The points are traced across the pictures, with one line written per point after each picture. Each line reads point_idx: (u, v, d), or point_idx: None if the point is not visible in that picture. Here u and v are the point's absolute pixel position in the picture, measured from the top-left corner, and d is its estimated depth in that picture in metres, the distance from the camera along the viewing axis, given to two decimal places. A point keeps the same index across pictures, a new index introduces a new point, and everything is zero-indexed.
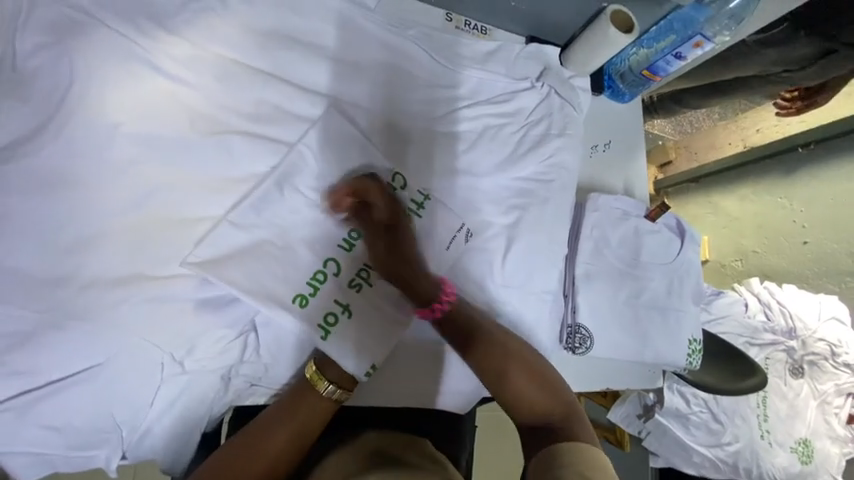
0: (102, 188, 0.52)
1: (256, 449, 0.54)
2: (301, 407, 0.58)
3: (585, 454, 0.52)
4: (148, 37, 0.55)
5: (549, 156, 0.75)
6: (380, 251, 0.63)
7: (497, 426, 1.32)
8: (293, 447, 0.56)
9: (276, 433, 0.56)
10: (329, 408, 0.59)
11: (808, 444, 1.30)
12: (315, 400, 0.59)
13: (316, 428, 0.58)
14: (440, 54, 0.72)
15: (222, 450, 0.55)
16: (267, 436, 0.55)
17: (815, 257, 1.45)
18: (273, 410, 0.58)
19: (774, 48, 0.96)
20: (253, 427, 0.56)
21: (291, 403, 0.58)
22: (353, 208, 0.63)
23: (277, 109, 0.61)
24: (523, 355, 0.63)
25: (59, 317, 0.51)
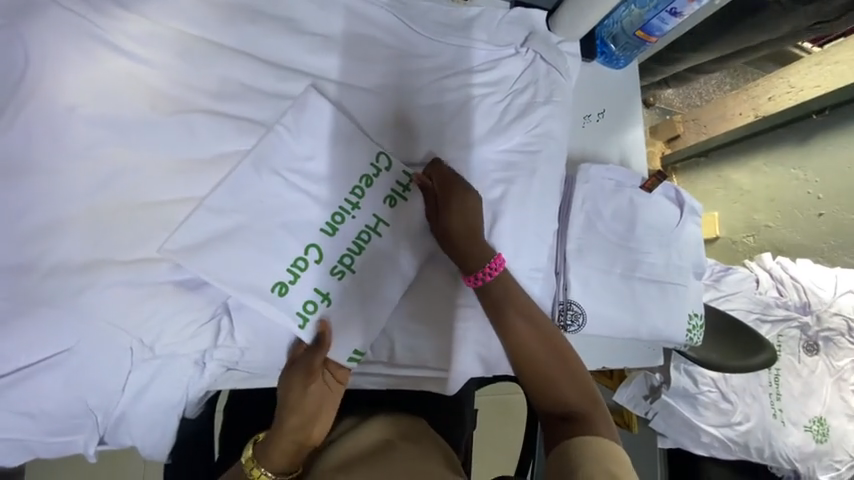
0: (62, 172, 0.51)
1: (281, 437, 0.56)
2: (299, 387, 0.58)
3: (605, 452, 0.53)
4: (106, 14, 0.53)
5: (535, 125, 0.71)
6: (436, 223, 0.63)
7: (501, 412, 1.31)
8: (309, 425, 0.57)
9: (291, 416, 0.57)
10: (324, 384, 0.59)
11: (823, 423, 1.24)
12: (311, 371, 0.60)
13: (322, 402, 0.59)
14: (416, 22, 0.68)
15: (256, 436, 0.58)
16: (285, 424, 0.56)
17: (828, 228, 1.38)
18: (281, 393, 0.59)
19: (812, 4, 0.84)
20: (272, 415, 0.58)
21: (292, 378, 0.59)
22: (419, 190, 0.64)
23: (243, 85, 0.59)
24: (561, 346, 0.61)
25: (24, 304, 0.50)
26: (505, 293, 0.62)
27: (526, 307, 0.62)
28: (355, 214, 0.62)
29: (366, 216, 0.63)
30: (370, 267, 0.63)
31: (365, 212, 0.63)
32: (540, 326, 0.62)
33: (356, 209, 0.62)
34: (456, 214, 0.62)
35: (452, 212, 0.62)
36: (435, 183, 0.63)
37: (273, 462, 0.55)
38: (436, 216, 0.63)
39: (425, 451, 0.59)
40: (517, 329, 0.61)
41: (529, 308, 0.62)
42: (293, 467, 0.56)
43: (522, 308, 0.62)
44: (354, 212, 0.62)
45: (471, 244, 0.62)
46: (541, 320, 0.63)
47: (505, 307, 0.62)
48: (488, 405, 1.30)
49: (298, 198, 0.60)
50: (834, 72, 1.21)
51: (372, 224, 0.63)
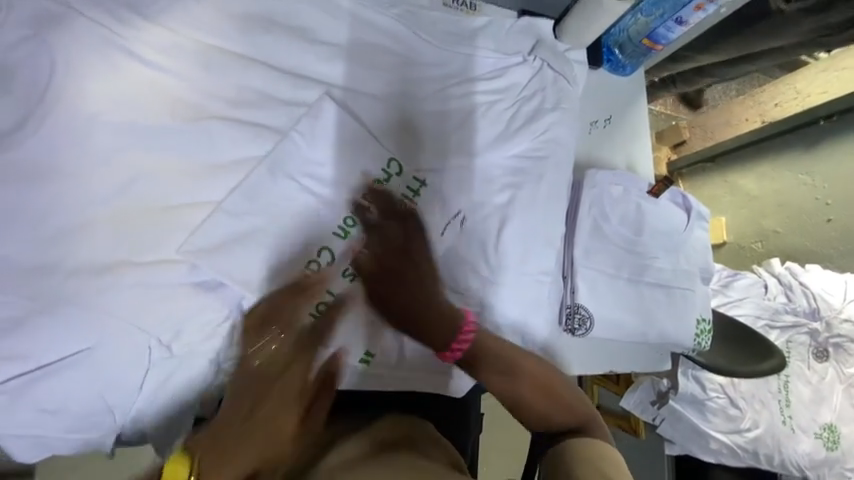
0: (85, 177, 0.53)
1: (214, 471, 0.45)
2: (267, 399, 0.52)
3: (604, 455, 0.56)
4: (129, 25, 0.56)
5: (543, 131, 0.72)
6: (389, 284, 0.61)
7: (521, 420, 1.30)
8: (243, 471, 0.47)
9: (240, 449, 0.47)
10: (296, 408, 0.54)
11: (833, 430, 1.23)
12: (294, 383, 0.55)
13: (290, 427, 0.52)
14: (426, 32, 0.70)
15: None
16: (224, 460, 0.46)
17: (838, 234, 1.35)
18: (228, 414, 0.51)
19: (814, 17, 0.85)
20: (197, 442, 0.47)
21: (241, 395, 0.53)
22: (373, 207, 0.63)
23: (259, 93, 0.61)
24: (538, 376, 0.61)
25: (47, 304, 0.52)
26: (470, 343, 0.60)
27: (493, 351, 0.61)
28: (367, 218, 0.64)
29: None
30: None
31: None
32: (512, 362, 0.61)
33: None
34: (417, 275, 0.61)
35: (422, 275, 0.61)
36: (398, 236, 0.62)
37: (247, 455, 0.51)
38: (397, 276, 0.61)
39: (424, 452, 0.60)
40: (497, 373, 0.60)
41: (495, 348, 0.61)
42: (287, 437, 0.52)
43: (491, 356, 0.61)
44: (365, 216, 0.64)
45: (432, 310, 0.60)
46: (511, 355, 0.62)
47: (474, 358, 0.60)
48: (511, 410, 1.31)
49: (311, 203, 0.62)
50: (841, 79, 1.23)
51: None
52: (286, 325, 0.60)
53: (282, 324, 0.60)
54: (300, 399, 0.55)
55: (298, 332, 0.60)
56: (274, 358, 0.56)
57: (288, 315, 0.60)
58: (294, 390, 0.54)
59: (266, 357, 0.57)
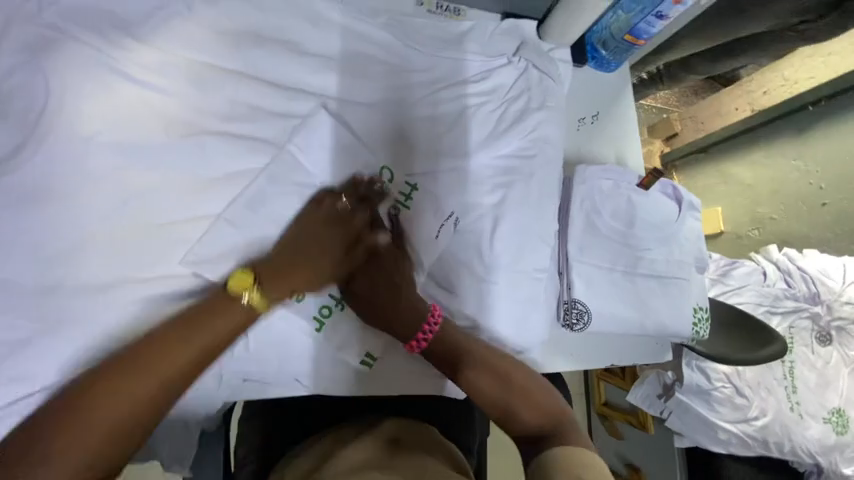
0: (81, 197, 0.54)
1: (277, 285, 0.57)
2: (317, 238, 0.61)
3: (574, 453, 0.54)
4: (119, 47, 0.57)
5: (531, 130, 0.73)
6: (359, 288, 0.65)
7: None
8: (287, 295, 0.58)
9: (287, 276, 0.58)
10: (336, 254, 0.62)
11: (842, 414, 1.22)
12: (339, 234, 0.62)
13: (324, 269, 0.61)
14: (411, 39, 0.71)
15: (228, 286, 0.55)
16: (280, 279, 0.58)
17: (834, 218, 1.37)
18: (285, 244, 0.60)
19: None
20: (259, 261, 0.58)
21: (296, 230, 0.61)
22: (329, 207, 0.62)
23: (249, 107, 0.62)
24: (513, 378, 0.63)
25: (49, 324, 0.53)
26: (445, 344, 0.64)
27: (470, 353, 0.64)
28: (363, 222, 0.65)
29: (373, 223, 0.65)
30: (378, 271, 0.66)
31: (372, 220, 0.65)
32: (488, 362, 0.64)
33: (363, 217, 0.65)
34: (388, 283, 0.65)
35: (396, 283, 0.65)
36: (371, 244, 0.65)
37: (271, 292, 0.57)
38: (368, 284, 0.65)
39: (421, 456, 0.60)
40: (469, 374, 0.63)
41: (471, 349, 0.65)
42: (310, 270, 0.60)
43: (468, 357, 0.64)
44: None
45: (400, 320, 0.65)
46: (488, 356, 0.65)
47: (451, 358, 0.64)
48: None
49: (303, 211, 0.62)
50: (829, 64, 1.21)
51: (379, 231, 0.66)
52: (354, 193, 0.64)
53: (355, 191, 0.64)
54: (341, 248, 0.62)
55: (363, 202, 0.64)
56: (335, 207, 0.62)
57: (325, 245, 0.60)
58: (337, 240, 0.62)
59: (331, 203, 0.62)
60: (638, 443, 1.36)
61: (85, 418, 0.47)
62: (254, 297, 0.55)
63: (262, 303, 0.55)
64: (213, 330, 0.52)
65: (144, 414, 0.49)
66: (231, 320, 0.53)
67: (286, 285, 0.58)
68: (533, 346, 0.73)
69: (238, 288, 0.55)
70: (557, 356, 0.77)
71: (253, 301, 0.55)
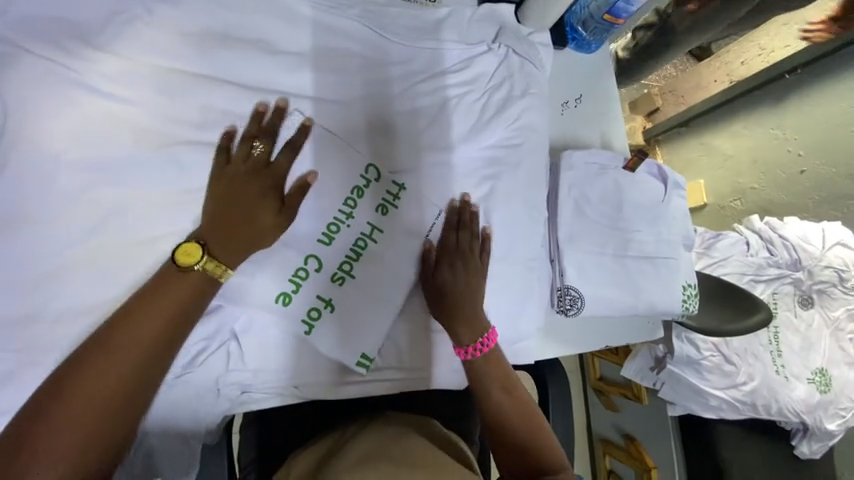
0: (54, 220, 0.52)
1: (226, 247, 0.53)
2: (246, 192, 0.55)
3: None
4: (79, 57, 0.54)
5: (515, 119, 0.72)
6: (444, 276, 0.66)
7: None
8: (242, 254, 0.54)
9: (231, 240, 0.54)
10: (273, 203, 0.56)
11: (825, 373, 1.28)
12: (269, 182, 0.56)
13: (268, 222, 0.56)
14: (387, 30, 0.69)
15: (177, 262, 0.51)
16: (225, 243, 0.53)
17: (812, 184, 1.38)
18: (215, 205, 0.55)
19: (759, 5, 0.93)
20: (199, 229, 0.54)
21: (220, 194, 0.55)
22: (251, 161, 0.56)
23: (223, 112, 0.59)
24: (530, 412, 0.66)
25: (33, 353, 0.51)
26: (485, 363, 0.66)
27: (503, 376, 0.66)
28: (350, 223, 0.64)
29: (361, 224, 0.64)
30: (369, 271, 0.65)
31: (359, 221, 0.64)
32: (513, 390, 0.66)
33: (350, 218, 0.64)
34: (474, 279, 0.66)
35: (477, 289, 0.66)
36: (465, 240, 0.66)
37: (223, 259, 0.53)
38: (454, 273, 0.66)
39: (421, 447, 0.61)
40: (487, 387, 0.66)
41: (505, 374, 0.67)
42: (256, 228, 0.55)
43: (499, 379, 0.66)
44: (348, 221, 0.63)
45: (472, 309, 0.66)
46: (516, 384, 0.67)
47: (484, 376, 0.66)
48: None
49: (226, 168, 0.56)
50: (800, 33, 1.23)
51: (367, 231, 0.64)
52: (261, 132, 0.58)
53: (260, 131, 0.58)
54: (276, 195, 0.57)
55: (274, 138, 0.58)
56: (249, 156, 0.57)
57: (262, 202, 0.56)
58: (267, 187, 0.56)
59: (244, 153, 0.56)
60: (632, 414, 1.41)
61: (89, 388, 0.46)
62: (209, 264, 0.52)
63: (221, 268, 0.52)
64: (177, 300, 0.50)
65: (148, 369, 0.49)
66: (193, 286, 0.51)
67: (235, 245, 0.54)
68: (529, 335, 0.73)
69: (186, 263, 0.51)
70: (552, 342, 0.79)
71: (210, 269, 0.52)
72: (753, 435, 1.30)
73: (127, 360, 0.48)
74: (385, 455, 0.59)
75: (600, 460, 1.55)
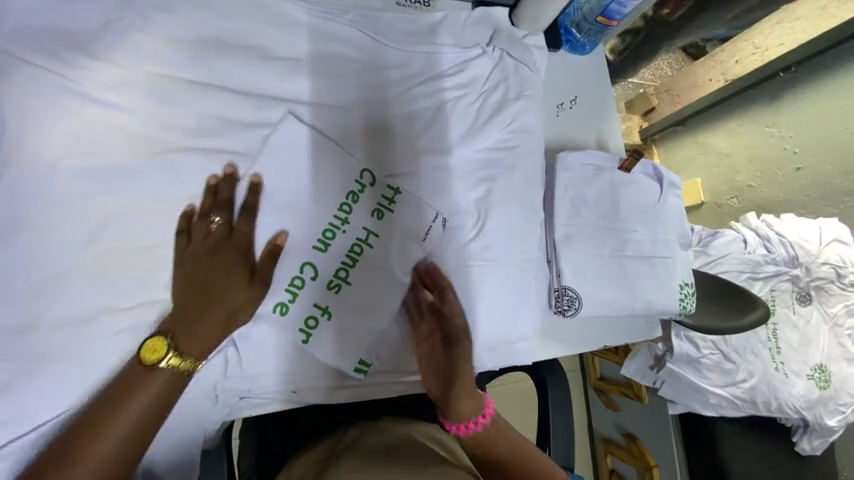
0: (52, 228, 0.52)
1: (192, 336, 0.55)
2: (215, 272, 0.57)
3: None
4: (75, 66, 0.54)
5: (510, 121, 0.73)
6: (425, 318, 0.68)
7: (534, 403, 1.34)
8: (217, 334, 0.57)
9: (199, 325, 0.56)
10: (241, 276, 0.58)
11: (824, 369, 1.28)
12: (234, 255, 0.58)
13: (240, 301, 0.58)
14: (382, 34, 0.69)
15: (141, 360, 0.53)
16: (191, 331, 0.55)
17: (807, 182, 1.36)
18: (180, 290, 0.56)
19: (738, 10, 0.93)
20: (165, 321, 0.55)
21: (189, 273, 0.56)
22: (215, 241, 0.58)
23: (220, 119, 0.60)
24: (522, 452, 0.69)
25: (31, 362, 0.51)
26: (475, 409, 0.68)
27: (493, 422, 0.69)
28: (345, 228, 0.64)
29: (356, 229, 0.64)
30: (366, 277, 0.65)
31: (355, 226, 0.64)
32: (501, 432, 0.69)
33: (346, 223, 0.64)
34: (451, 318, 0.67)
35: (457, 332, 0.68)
36: (438, 299, 0.67)
37: (200, 341, 0.56)
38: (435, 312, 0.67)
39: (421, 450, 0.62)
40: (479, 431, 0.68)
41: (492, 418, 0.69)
42: (230, 309, 0.57)
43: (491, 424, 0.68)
44: (344, 227, 0.64)
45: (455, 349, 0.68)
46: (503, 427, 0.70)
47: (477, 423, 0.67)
48: (523, 393, 1.33)
49: (191, 249, 0.57)
50: (797, 29, 1.21)
51: (363, 236, 0.65)
52: (216, 205, 0.58)
53: (215, 204, 0.58)
54: (245, 267, 0.58)
55: (231, 209, 0.59)
56: (209, 231, 0.58)
57: (232, 279, 0.57)
58: (234, 261, 0.58)
59: (203, 230, 0.57)
60: (633, 414, 1.42)
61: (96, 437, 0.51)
62: (175, 359, 0.54)
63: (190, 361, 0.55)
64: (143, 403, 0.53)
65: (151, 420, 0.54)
66: (157, 386, 0.54)
67: (206, 328, 0.56)
68: (527, 336, 0.74)
69: (151, 359, 0.54)
70: (549, 343, 0.79)
71: (175, 365, 0.54)
72: (755, 432, 1.30)
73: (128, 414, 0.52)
74: (385, 459, 0.58)
75: (601, 460, 1.55)
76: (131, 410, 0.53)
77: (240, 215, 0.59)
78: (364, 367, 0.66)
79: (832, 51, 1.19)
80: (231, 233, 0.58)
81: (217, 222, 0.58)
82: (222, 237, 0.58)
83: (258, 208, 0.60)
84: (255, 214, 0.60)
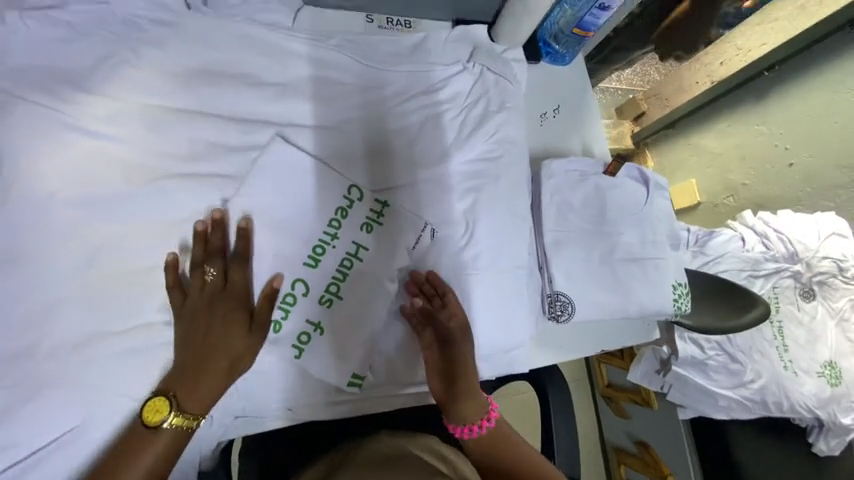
0: (48, 257, 0.54)
1: (194, 391, 0.56)
2: (212, 323, 0.58)
3: None
4: (69, 100, 0.57)
5: (494, 132, 0.75)
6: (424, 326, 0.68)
7: (538, 413, 1.33)
8: (221, 384, 0.57)
9: (200, 380, 0.56)
10: (241, 323, 0.59)
11: (834, 366, 1.26)
12: (231, 303, 0.59)
13: (240, 348, 0.58)
14: (365, 56, 0.72)
15: (144, 423, 0.54)
16: (192, 388, 0.56)
17: (801, 177, 1.36)
18: (179, 346, 0.57)
19: None
20: (165, 381, 0.56)
21: (187, 326, 0.57)
22: (210, 292, 0.58)
23: (210, 144, 0.62)
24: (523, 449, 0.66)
25: (26, 390, 0.52)
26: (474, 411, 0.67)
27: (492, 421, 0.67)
28: (335, 244, 0.65)
29: (346, 244, 0.66)
30: (357, 290, 0.66)
31: (344, 241, 0.66)
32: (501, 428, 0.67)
33: (335, 239, 0.65)
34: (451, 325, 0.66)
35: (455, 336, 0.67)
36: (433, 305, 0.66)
37: (204, 392, 0.56)
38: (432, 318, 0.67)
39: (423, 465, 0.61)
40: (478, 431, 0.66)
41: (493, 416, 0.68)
42: (231, 356, 0.58)
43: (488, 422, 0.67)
44: (333, 242, 0.65)
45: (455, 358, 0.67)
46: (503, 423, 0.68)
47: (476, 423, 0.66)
48: (526, 403, 1.31)
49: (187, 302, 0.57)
50: (776, 29, 1.21)
51: (352, 250, 0.66)
52: (208, 255, 0.58)
53: (206, 254, 0.58)
54: (243, 314, 0.59)
55: (223, 257, 0.59)
56: (205, 282, 0.58)
57: (231, 327, 0.58)
58: (232, 310, 0.59)
59: (199, 282, 0.58)
60: (643, 420, 1.39)
61: None
62: (177, 418, 0.55)
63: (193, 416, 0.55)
64: (149, 466, 0.53)
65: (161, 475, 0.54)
66: (162, 445, 0.54)
67: (208, 380, 0.57)
68: (522, 343, 0.74)
69: (154, 421, 0.54)
70: (544, 349, 0.79)
71: (178, 424, 0.55)
72: (769, 434, 1.27)
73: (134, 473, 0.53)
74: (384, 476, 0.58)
75: (615, 470, 1.52)
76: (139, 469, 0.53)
77: (234, 262, 0.60)
78: (358, 381, 0.67)
79: (815, 47, 1.20)
80: (226, 281, 0.59)
81: (211, 273, 0.58)
82: (216, 288, 0.58)
83: (251, 254, 0.61)
84: (248, 260, 0.60)
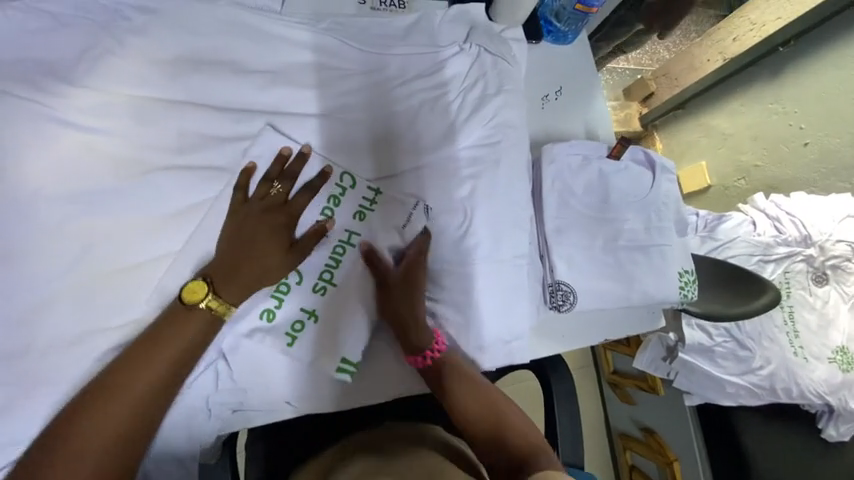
0: (37, 254, 0.53)
1: (231, 286, 0.57)
2: (258, 231, 0.59)
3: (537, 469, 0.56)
4: (52, 93, 0.55)
5: (491, 117, 0.72)
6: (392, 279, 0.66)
7: (541, 400, 1.32)
8: (246, 293, 0.58)
9: (233, 279, 0.57)
10: (282, 241, 0.60)
11: (846, 351, 1.23)
12: (280, 220, 0.60)
13: (276, 261, 0.59)
14: (357, 40, 0.69)
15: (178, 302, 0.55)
16: (225, 282, 0.57)
17: (818, 156, 1.30)
18: (227, 242, 0.58)
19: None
20: (207, 268, 0.57)
21: (236, 228, 0.58)
22: (270, 202, 0.60)
23: (199, 135, 0.60)
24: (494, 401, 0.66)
25: (24, 388, 0.52)
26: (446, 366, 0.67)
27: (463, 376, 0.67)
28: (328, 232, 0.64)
29: (339, 232, 0.64)
30: (351, 276, 0.64)
31: (337, 229, 0.64)
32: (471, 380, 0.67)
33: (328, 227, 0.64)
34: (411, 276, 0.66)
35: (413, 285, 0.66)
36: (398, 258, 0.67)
37: (232, 295, 0.57)
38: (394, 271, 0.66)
39: (421, 457, 0.62)
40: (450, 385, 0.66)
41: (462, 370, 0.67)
42: (265, 268, 0.58)
43: (457, 375, 0.67)
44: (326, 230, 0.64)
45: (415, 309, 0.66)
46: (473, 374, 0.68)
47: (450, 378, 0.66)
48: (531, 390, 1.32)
49: (244, 203, 0.59)
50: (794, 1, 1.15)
51: (345, 237, 0.64)
52: (281, 175, 0.60)
53: (280, 174, 0.60)
54: (287, 231, 0.60)
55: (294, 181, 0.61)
56: (267, 195, 0.60)
57: (269, 239, 0.59)
58: (280, 225, 0.60)
59: (262, 192, 0.60)
60: (648, 406, 1.38)
61: (123, 390, 0.52)
62: (213, 302, 0.56)
63: (223, 307, 0.56)
64: (172, 352, 0.54)
65: (172, 381, 0.54)
66: (194, 328, 0.55)
67: (241, 285, 0.57)
68: (523, 333, 0.72)
69: (189, 303, 0.55)
70: (544, 339, 0.78)
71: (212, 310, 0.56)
72: (778, 421, 1.25)
73: (151, 368, 0.53)
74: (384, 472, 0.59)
75: (621, 454, 1.51)
76: (158, 358, 0.53)
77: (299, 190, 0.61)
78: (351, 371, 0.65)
79: (833, 20, 1.14)
80: (287, 197, 0.60)
81: (276, 189, 0.60)
82: (275, 201, 0.60)
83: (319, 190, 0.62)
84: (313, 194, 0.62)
